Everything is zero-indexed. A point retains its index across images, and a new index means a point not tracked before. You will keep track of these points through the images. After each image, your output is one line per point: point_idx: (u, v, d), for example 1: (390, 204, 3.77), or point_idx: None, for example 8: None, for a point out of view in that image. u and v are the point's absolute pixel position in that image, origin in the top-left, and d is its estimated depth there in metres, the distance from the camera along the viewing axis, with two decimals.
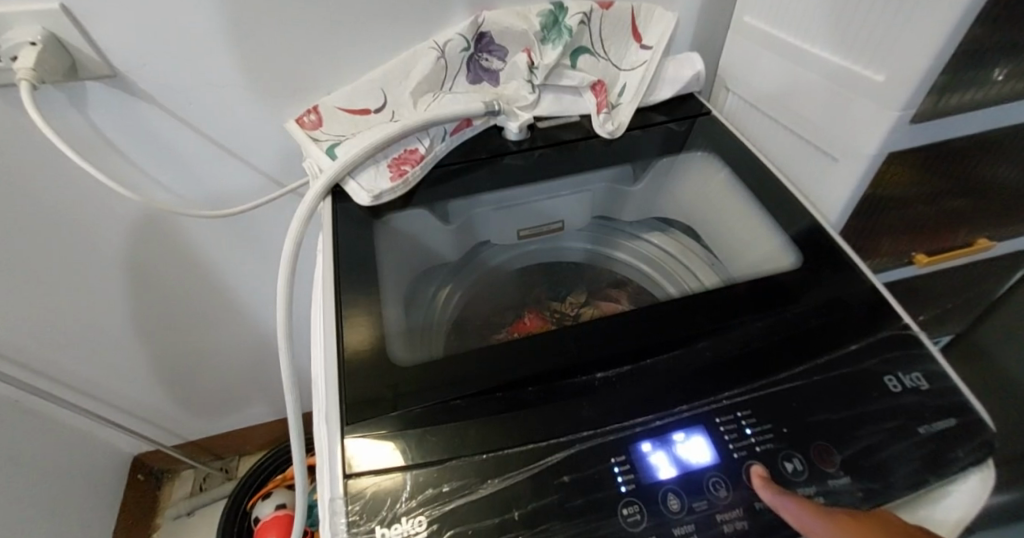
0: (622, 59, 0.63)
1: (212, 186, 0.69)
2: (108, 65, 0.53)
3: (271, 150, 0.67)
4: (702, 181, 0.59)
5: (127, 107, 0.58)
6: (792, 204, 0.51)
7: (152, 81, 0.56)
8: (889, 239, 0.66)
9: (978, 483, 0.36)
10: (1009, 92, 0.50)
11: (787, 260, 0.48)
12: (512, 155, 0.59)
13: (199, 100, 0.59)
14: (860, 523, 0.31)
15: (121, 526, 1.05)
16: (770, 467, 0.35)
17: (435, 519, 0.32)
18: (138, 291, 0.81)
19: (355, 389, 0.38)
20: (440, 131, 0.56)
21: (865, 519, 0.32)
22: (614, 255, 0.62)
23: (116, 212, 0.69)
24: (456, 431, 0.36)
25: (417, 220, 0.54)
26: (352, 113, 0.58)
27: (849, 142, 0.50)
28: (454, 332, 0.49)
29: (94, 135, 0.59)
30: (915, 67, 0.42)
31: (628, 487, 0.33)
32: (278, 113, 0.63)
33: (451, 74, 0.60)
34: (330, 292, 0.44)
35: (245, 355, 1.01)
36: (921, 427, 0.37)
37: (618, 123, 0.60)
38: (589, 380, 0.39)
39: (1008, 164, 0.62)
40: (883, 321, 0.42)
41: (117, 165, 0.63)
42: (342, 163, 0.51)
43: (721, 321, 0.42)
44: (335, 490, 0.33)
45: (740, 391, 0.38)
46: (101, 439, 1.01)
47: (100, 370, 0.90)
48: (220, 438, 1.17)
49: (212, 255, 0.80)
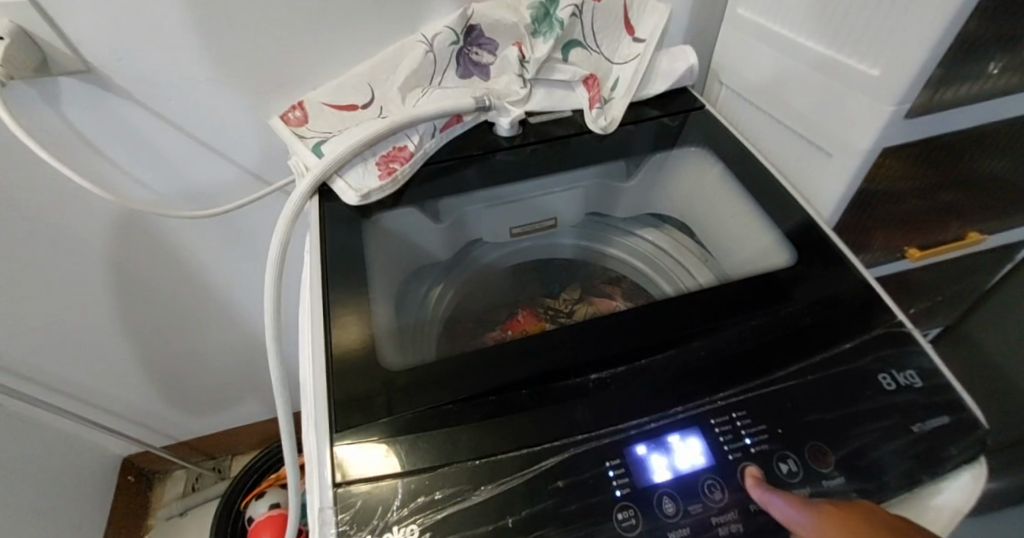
0: (615, 53, 0.62)
1: (195, 185, 0.67)
2: (82, 60, 0.52)
3: (254, 145, 0.65)
4: (696, 176, 0.58)
5: (103, 103, 0.56)
6: (786, 199, 0.51)
7: (128, 76, 0.54)
8: (882, 234, 0.66)
9: (971, 480, 0.36)
10: (1004, 85, 0.49)
11: (782, 258, 0.47)
12: (503, 151, 0.58)
13: (178, 96, 0.58)
14: (844, 511, 0.31)
15: (112, 528, 1.04)
16: (765, 469, 0.34)
17: (427, 528, 0.31)
18: (122, 291, 0.79)
19: (344, 390, 0.37)
20: (429, 128, 0.55)
21: (850, 506, 0.31)
22: (606, 251, 0.61)
23: (97, 211, 0.67)
24: (447, 438, 0.35)
25: (407, 218, 0.53)
26: (338, 109, 0.57)
27: (843, 137, 0.50)
28: (446, 332, 0.48)
29: (69, 132, 0.57)
30: (913, 61, 0.41)
31: (622, 491, 0.33)
32: (262, 109, 0.62)
33: (439, 69, 0.59)
34: (317, 292, 0.43)
35: (234, 353, 1.00)
36: (915, 426, 0.36)
37: (611, 118, 0.59)
38: (583, 381, 0.38)
39: (999, 158, 0.62)
40: (876, 318, 0.42)
41: (94, 163, 0.61)
42: (328, 161, 0.50)
43: (716, 319, 0.42)
44: (324, 499, 0.33)
45: (735, 391, 0.38)
46: (90, 441, 0.99)
47: (86, 372, 0.88)
48: (211, 438, 1.16)
49: (197, 254, 0.79)
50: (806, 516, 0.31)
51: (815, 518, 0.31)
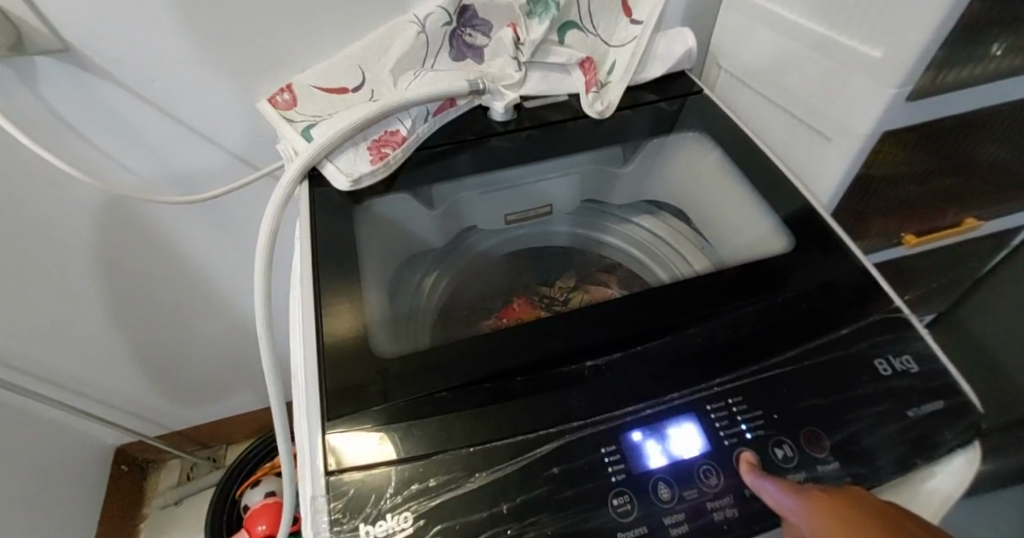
0: (612, 36, 0.61)
1: (181, 170, 0.66)
2: (59, 39, 0.50)
3: (240, 129, 0.64)
4: (693, 161, 0.57)
5: (83, 84, 0.54)
6: (783, 184, 0.50)
7: (108, 56, 0.53)
8: (879, 221, 0.66)
9: (963, 463, 0.36)
10: (1005, 68, 0.49)
11: (778, 244, 0.47)
12: (497, 136, 0.57)
13: (160, 77, 0.56)
14: (836, 498, 0.30)
15: (107, 517, 1.04)
16: (760, 454, 0.34)
17: (421, 515, 0.31)
18: (111, 279, 0.78)
19: (336, 378, 0.37)
20: (422, 112, 0.54)
21: (841, 492, 0.31)
22: (602, 239, 0.61)
23: (82, 197, 0.66)
24: (441, 425, 0.35)
25: (400, 204, 0.52)
26: (328, 92, 0.55)
27: (843, 122, 0.49)
28: (440, 319, 0.48)
29: (47, 113, 0.55)
30: (915, 43, 0.40)
31: (617, 477, 0.33)
32: (250, 91, 0.60)
33: (433, 51, 0.57)
34: (308, 279, 0.43)
35: (227, 342, 0.99)
36: (909, 411, 0.36)
37: (607, 103, 0.58)
38: (579, 368, 0.38)
39: (998, 143, 0.61)
40: (873, 304, 0.41)
41: (74, 146, 0.59)
42: (318, 145, 0.48)
43: (712, 306, 0.42)
44: (317, 487, 0.32)
45: (731, 378, 0.37)
46: (82, 431, 0.99)
47: (75, 362, 0.87)
48: (205, 428, 1.15)
49: (188, 241, 0.78)
50: (798, 502, 0.30)
51: (809, 507, 0.30)
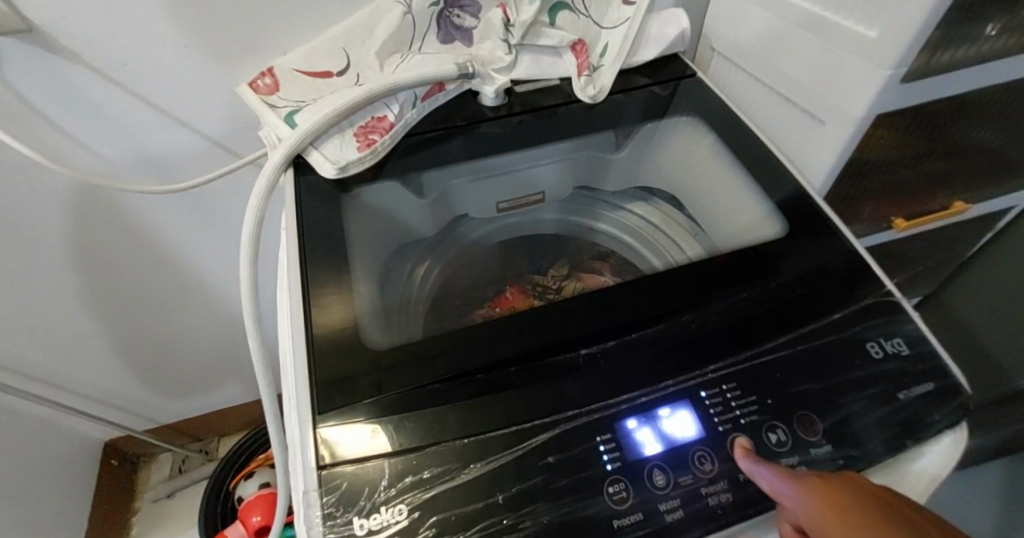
0: (604, 17, 0.60)
1: (158, 156, 0.65)
2: (23, 20, 0.48)
3: (219, 113, 0.62)
4: (686, 146, 0.56)
5: (49, 67, 0.52)
6: (776, 168, 0.50)
7: (74, 38, 0.51)
8: (869, 205, 0.66)
9: (952, 443, 0.36)
10: (999, 50, 0.48)
11: (772, 229, 0.46)
12: (488, 122, 0.56)
13: (131, 60, 0.54)
14: (830, 482, 0.30)
15: (98, 511, 1.03)
16: (754, 439, 0.34)
17: (415, 507, 0.31)
18: (92, 270, 0.76)
19: (327, 369, 0.36)
20: (409, 97, 0.53)
21: (834, 477, 0.31)
22: (594, 226, 0.61)
23: (57, 186, 0.64)
24: (434, 417, 0.34)
25: (387, 193, 0.51)
26: (312, 78, 0.54)
27: (837, 104, 0.49)
28: (432, 309, 0.47)
29: (13, 98, 0.53)
30: (910, 25, 0.39)
31: (613, 465, 0.33)
32: (229, 75, 0.58)
33: (420, 33, 0.56)
34: (295, 269, 0.41)
35: (214, 332, 0.98)
36: (900, 393, 0.37)
37: (599, 87, 0.57)
38: (573, 357, 0.37)
39: (987, 125, 0.61)
40: (865, 288, 0.41)
41: (44, 132, 0.58)
42: (302, 131, 0.47)
43: (706, 293, 0.41)
44: (309, 482, 0.32)
45: (725, 364, 0.37)
46: (70, 427, 0.97)
47: (58, 356, 0.85)
48: (195, 420, 1.14)
49: (170, 232, 0.76)
50: (793, 488, 0.30)
51: (805, 492, 0.30)
